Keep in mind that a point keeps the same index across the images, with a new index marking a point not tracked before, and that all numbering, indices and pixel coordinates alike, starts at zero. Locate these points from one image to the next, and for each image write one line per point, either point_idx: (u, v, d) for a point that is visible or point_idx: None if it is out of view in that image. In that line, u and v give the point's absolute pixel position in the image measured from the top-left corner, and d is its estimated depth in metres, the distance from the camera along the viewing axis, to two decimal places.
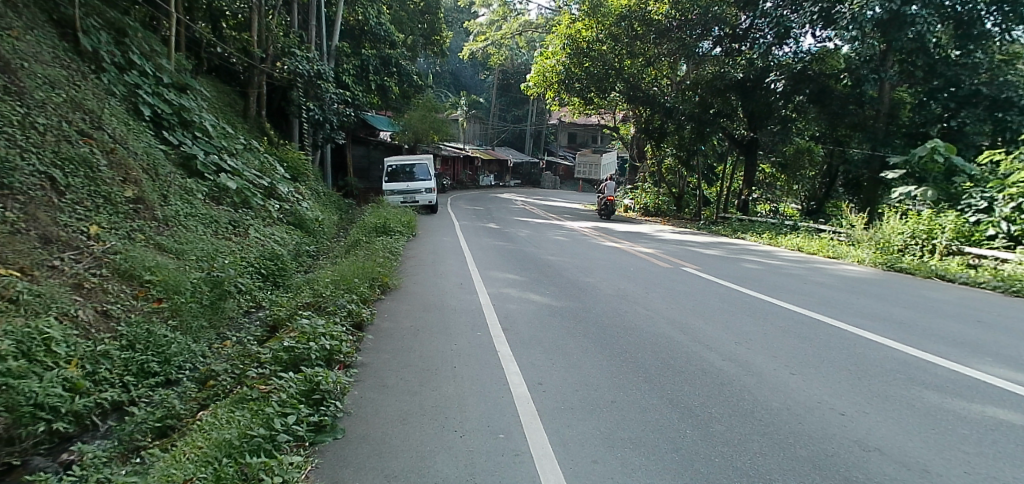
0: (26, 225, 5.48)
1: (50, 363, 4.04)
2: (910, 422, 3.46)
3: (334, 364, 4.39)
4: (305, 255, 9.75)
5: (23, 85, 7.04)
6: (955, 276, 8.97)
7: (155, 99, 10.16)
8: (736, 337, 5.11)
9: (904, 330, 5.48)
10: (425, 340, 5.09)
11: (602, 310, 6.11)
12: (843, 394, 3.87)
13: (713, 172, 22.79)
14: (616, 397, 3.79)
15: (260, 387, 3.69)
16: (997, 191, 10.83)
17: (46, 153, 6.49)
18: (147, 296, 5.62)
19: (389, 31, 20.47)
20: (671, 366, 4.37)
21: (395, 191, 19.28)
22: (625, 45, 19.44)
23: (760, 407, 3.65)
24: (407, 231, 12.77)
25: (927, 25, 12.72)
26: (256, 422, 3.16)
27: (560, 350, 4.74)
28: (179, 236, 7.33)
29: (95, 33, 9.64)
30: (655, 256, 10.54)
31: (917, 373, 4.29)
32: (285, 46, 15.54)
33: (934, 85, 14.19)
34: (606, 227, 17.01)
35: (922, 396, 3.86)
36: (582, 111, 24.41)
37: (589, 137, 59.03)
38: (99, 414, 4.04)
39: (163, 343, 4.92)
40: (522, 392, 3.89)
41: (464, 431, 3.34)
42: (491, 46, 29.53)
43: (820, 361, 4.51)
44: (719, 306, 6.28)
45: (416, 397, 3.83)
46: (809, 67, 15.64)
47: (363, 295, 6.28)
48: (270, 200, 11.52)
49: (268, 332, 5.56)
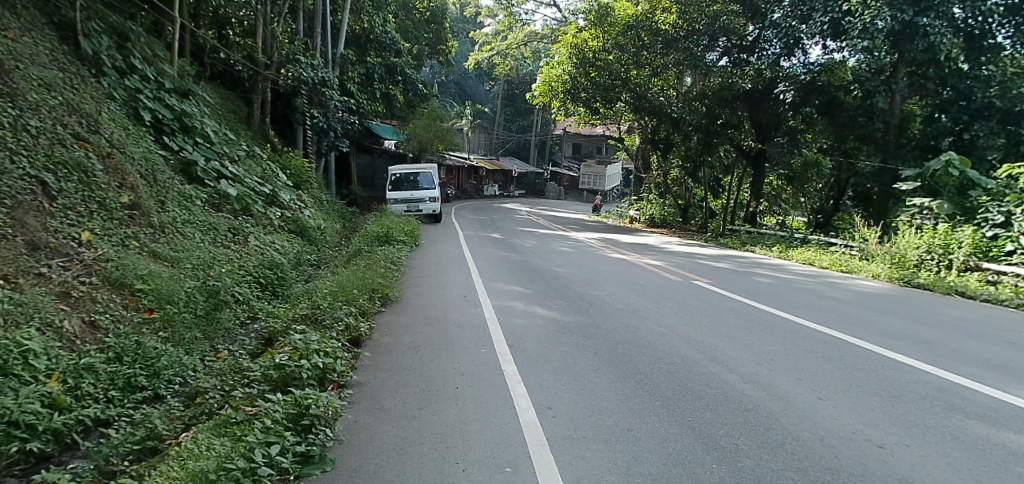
0: (13, 230, 5.23)
1: (28, 377, 3.80)
2: (958, 458, 3.15)
3: (327, 384, 4.11)
4: (306, 265, 9.48)
5: (17, 86, 6.82)
6: (976, 293, 8.63)
7: (156, 105, 9.95)
8: (756, 357, 4.84)
9: (932, 351, 5.19)
10: (427, 358, 4.83)
11: (612, 326, 5.84)
12: (878, 423, 3.59)
13: (720, 184, 22.46)
14: (632, 426, 3.50)
15: (246, 410, 3.41)
16: (1015, 205, 10.45)
17: (38, 157, 6.26)
18: (138, 306, 5.37)
19: (394, 39, 20.20)
20: (688, 389, 4.11)
21: (399, 200, 19.05)
22: (631, 55, 18.99)
23: (790, 439, 3.35)
24: (410, 241, 12.52)
25: (939, 36, 12.48)
26: (236, 452, 2.86)
27: (571, 370, 4.48)
28: (176, 244, 7.10)
29: (97, 37, 9.46)
30: (665, 269, 10.21)
31: (953, 399, 4.00)
32: (290, 52, 15.21)
33: (946, 97, 13.97)
34: (611, 238, 16.72)
35: (964, 426, 3.55)
36: (587, 121, 24.24)
37: (592, 148, 59.05)
38: (81, 432, 3.74)
39: (152, 356, 4.65)
40: (531, 418, 3.61)
41: (468, 464, 3.06)
42: (497, 56, 29.59)
43: (848, 384, 4.23)
44: (736, 323, 6.00)
45: (414, 423, 3.56)
46: (818, 78, 15.35)
47: (362, 307, 6.03)
48: (271, 207, 11.24)
49: (263, 346, 5.34)
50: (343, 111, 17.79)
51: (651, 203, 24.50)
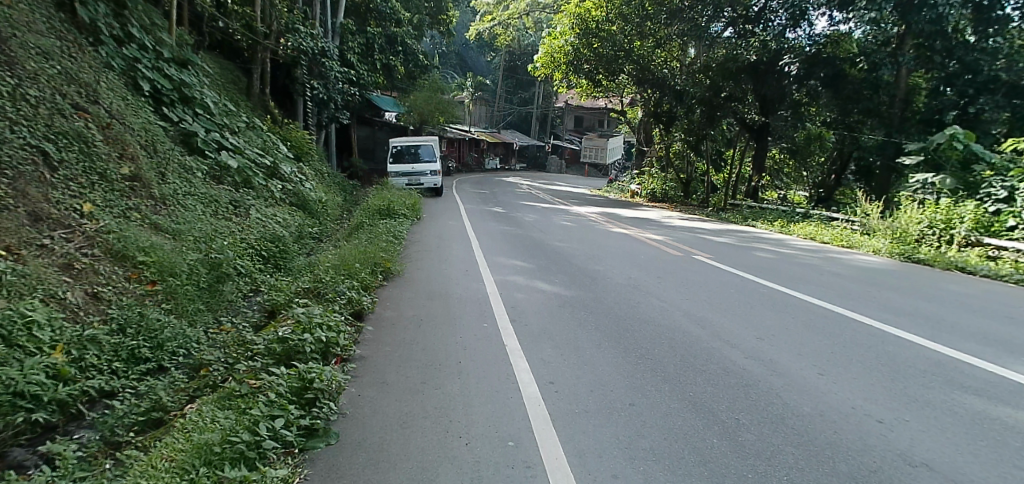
0: (15, 201, 5.19)
1: (32, 349, 3.80)
2: (957, 433, 3.16)
3: (330, 358, 4.12)
4: (308, 238, 9.46)
5: (15, 55, 6.71)
6: (975, 269, 8.62)
7: (155, 74, 9.81)
8: (758, 332, 4.85)
9: (934, 327, 5.19)
10: (430, 332, 4.85)
11: (613, 301, 5.84)
12: (878, 398, 3.60)
13: (722, 158, 22.31)
14: (634, 401, 3.52)
15: (251, 383, 3.44)
16: (1019, 180, 10.34)
17: (39, 127, 6.21)
18: (141, 278, 5.37)
19: (393, 9, 19.86)
20: (689, 364, 4.12)
21: (400, 173, 18.97)
22: (635, 26, 18.69)
23: (791, 414, 3.37)
24: (411, 214, 12.50)
25: (949, 7, 12.70)
26: (239, 426, 2.87)
27: (573, 345, 4.50)
28: (177, 216, 7.07)
29: (93, 5, 9.28)
30: (666, 244, 10.19)
31: (953, 374, 4.01)
32: (289, 22, 14.96)
33: (952, 71, 13.66)
34: (613, 212, 16.65)
35: (964, 402, 3.56)
36: (589, 93, 23.96)
37: (595, 121, 58.48)
38: (86, 403, 3.76)
39: (155, 328, 4.66)
40: (533, 392, 3.63)
41: (471, 437, 3.08)
42: (498, 26, 29.14)
43: (849, 360, 4.24)
44: (738, 299, 6.00)
45: (417, 397, 3.57)
46: (824, 50, 15.27)
47: (364, 281, 6.03)
48: (272, 179, 11.18)
49: (266, 318, 5.37)
50: (343, 83, 17.59)
51: (653, 177, 24.38)
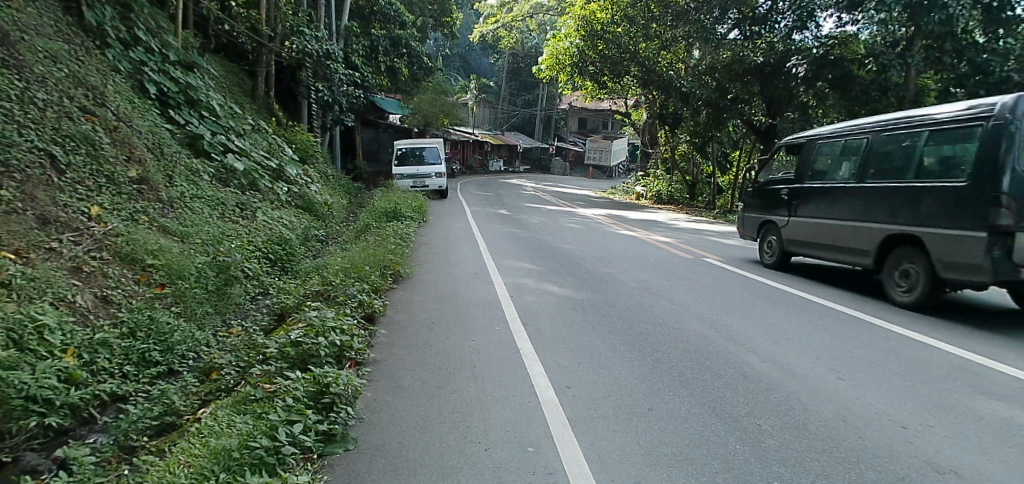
0: (24, 205, 5.19)
1: (43, 352, 3.76)
2: (985, 439, 3.11)
3: (344, 362, 4.10)
4: (314, 240, 9.43)
5: (23, 58, 6.71)
6: None
7: (161, 77, 9.80)
8: (773, 336, 4.80)
9: (951, 330, 5.14)
10: (443, 335, 4.82)
11: (626, 304, 5.80)
12: (901, 403, 3.55)
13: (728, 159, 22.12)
14: (653, 405, 3.49)
15: (265, 387, 3.40)
16: None
17: (45, 130, 6.20)
18: (149, 281, 5.33)
19: (398, 11, 19.88)
20: (706, 368, 4.08)
21: (405, 175, 18.94)
22: (640, 28, 18.83)
23: (813, 419, 3.32)
24: (417, 216, 12.47)
25: (960, 8, 12.52)
26: (258, 430, 2.83)
27: (587, 348, 4.46)
28: (185, 219, 7.05)
29: (100, 8, 9.30)
30: (674, 246, 10.17)
31: (976, 378, 3.96)
32: (293, 24, 14.94)
33: (961, 72, 13.56)
34: (618, 214, 16.58)
35: (991, 408, 3.50)
36: (593, 95, 23.93)
37: (599, 123, 58.35)
38: (98, 407, 3.73)
39: (165, 331, 4.64)
40: (551, 397, 3.60)
41: (490, 442, 3.05)
42: (502, 28, 29.09)
43: (869, 364, 4.19)
44: (752, 301, 5.95)
45: (434, 402, 3.54)
46: (831, 52, 15.04)
47: (375, 284, 6.00)
48: (278, 182, 11.17)
49: (275, 321, 5.35)
50: (348, 85, 17.58)
51: (658, 179, 24.33)
